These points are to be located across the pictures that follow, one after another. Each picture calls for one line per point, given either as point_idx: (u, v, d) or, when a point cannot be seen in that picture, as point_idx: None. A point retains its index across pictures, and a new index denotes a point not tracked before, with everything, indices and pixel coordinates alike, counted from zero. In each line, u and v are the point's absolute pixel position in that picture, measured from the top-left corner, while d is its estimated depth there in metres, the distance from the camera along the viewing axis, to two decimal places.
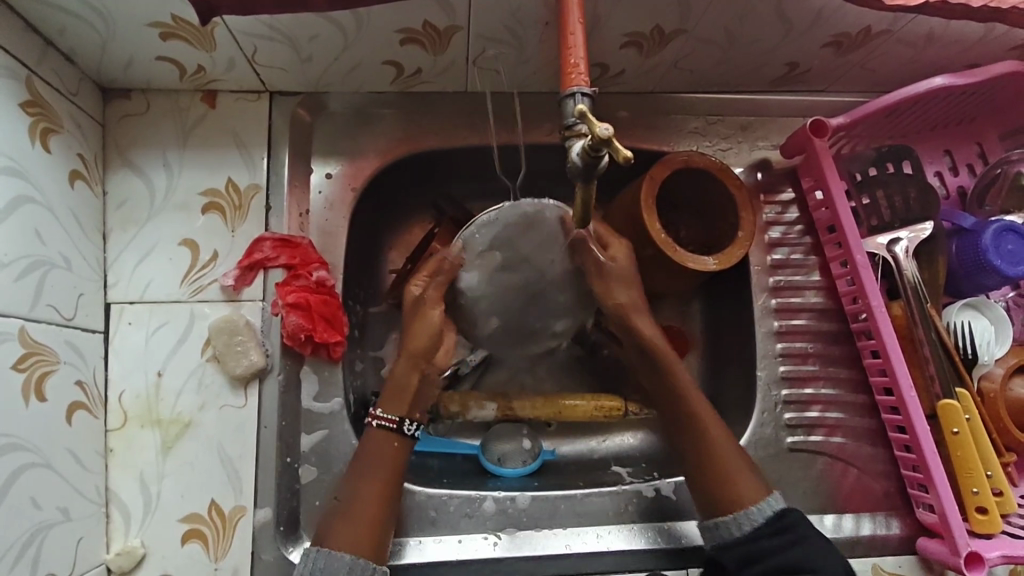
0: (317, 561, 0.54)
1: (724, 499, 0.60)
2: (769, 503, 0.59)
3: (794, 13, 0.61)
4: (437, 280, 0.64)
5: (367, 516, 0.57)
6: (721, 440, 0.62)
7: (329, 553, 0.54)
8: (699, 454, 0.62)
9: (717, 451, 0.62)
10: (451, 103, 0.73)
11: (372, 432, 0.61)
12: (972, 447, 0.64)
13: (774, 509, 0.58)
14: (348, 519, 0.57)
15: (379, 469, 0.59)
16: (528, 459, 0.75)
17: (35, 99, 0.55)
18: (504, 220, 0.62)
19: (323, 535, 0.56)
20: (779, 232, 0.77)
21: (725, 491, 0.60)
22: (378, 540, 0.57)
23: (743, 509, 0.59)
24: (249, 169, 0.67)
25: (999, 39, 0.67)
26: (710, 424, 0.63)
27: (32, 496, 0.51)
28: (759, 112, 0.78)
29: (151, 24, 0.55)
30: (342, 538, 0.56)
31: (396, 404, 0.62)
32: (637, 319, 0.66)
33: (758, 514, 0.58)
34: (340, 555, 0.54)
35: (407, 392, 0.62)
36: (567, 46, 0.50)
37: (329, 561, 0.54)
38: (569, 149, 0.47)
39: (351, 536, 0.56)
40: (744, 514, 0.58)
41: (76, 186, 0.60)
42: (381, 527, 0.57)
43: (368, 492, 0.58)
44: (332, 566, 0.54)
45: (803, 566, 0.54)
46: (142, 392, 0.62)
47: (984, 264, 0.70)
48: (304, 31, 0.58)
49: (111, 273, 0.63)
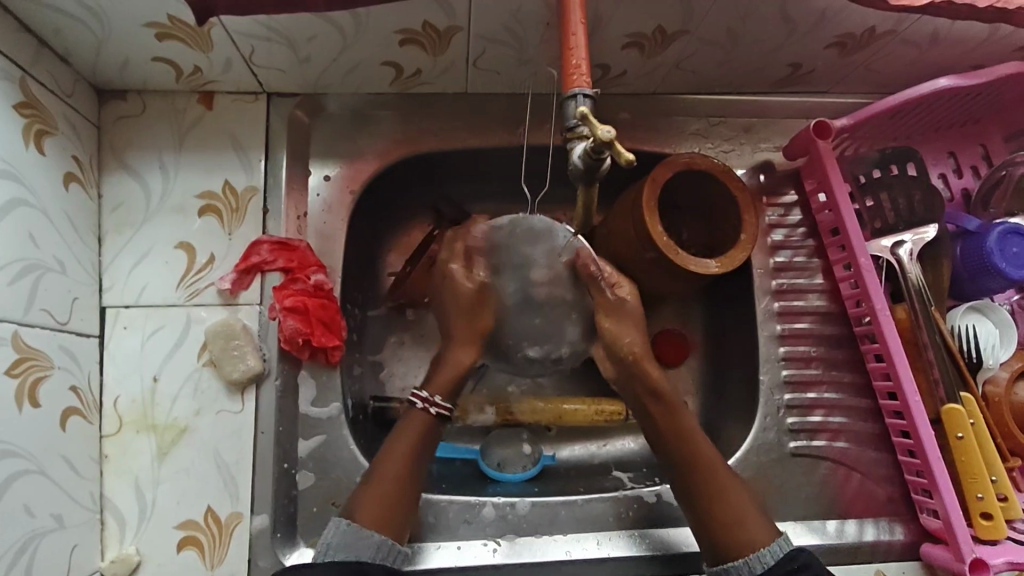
0: (346, 534, 0.54)
1: (733, 546, 0.57)
2: (777, 544, 0.56)
3: (798, 13, 0.60)
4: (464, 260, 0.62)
5: (391, 496, 0.57)
6: (729, 484, 0.60)
7: (358, 528, 0.54)
8: (706, 499, 0.59)
9: (725, 495, 0.59)
10: (451, 104, 0.72)
11: (417, 414, 0.61)
12: (977, 451, 0.63)
13: (784, 551, 0.56)
14: (374, 496, 0.56)
15: (405, 450, 0.59)
16: (529, 465, 0.73)
17: (29, 100, 0.54)
18: (514, 234, 0.59)
19: (350, 509, 0.56)
20: (782, 235, 0.76)
21: (734, 534, 0.57)
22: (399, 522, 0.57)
23: (753, 555, 0.56)
24: (246, 171, 0.66)
25: (1004, 39, 0.67)
26: (718, 467, 0.60)
27: (25, 504, 0.50)
28: (761, 114, 0.77)
29: (147, 24, 0.54)
30: (372, 514, 0.56)
31: (445, 390, 0.62)
32: (648, 365, 0.63)
33: (769, 556, 0.55)
34: (368, 534, 0.54)
35: (448, 375, 0.63)
36: (569, 47, 0.49)
37: (357, 537, 0.54)
38: (572, 150, 0.47)
39: (377, 514, 0.56)
40: (755, 559, 0.55)
41: (71, 188, 0.59)
42: (402, 508, 0.57)
43: (395, 469, 0.58)
44: (359, 543, 0.54)
45: None
46: (138, 397, 0.61)
47: (989, 266, 0.70)
48: (301, 31, 0.57)
49: (106, 277, 0.62)
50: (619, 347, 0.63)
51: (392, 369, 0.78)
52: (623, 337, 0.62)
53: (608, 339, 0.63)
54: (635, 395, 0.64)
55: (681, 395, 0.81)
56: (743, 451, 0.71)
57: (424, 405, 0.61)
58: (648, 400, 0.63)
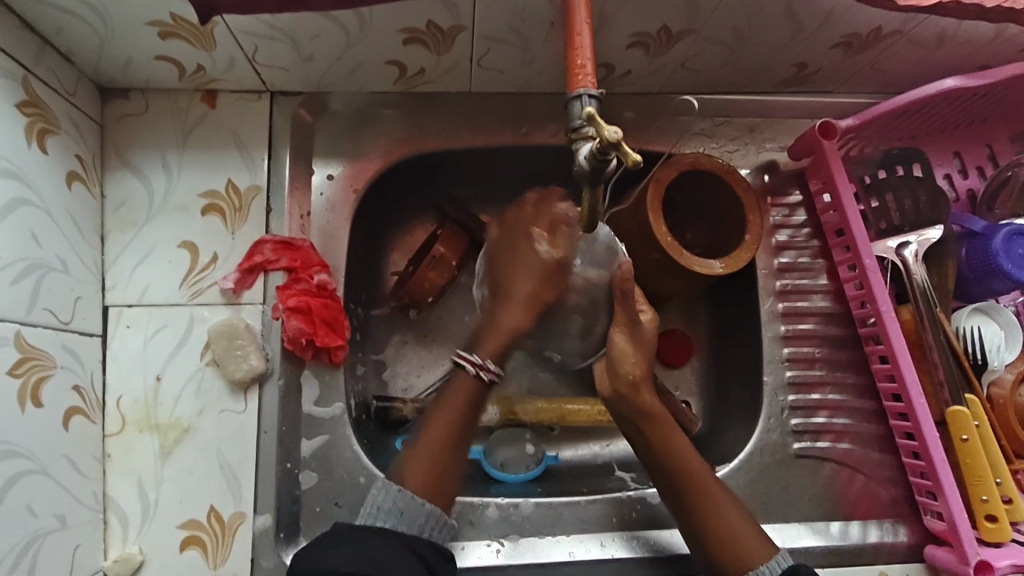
0: (397, 502, 0.53)
1: (730, 566, 0.56)
2: (776, 561, 0.55)
3: (804, 12, 0.60)
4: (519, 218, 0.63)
5: (434, 474, 0.55)
6: (724, 503, 0.59)
7: (410, 496, 0.53)
8: (698, 518, 0.59)
9: (714, 513, 0.58)
10: (455, 104, 0.72)
11: (466, 378, 0.59)
12: (982, 454, 0.63)
13: (783, 566, 0.55)
14: (419, 459, 0.55)
15: (452, 410, 0.58)
16: (531, 465, 0.74)
17: (31, 99, 0.54)
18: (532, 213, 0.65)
19: (398, 472, 0.55)
20: (787, 235, 0.76)
21: (729, 545, 0.57)
22: (448, 489, 0.56)
23: (752, 570, 0.55)
24: (249, 170, 0.66)
25: (1012, 39, 0.66)
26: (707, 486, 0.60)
27: (28, 504, 0.50)
28: (767, 113, 0.77)
29: (151, 23, 0.54)
30: (421, 483, 0.54)
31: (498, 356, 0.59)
32: (644, 391, 0.62)
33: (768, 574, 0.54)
34: (421, 502, 0.54)
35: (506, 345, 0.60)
36: (574, 47, 0.49)
37: (410, 506, 0.53)
38: (577, 151, 0.44)
39: (427, 480, 0.55)
40: (755, 573, 0.55)
41: (73, 187, 0.59)
42: (452, 469, 0.57)
43: (442, 432, 0.57)
44: (412, 511, 0.53)
45: None
46: (141, 397, 0.61)
47: (995, 268, 0.70)
48: (306, 30, 0.57)
49: (108, 276, 0.62)
50: (621, 368, 0.61)
51: (395, 369, 0.78)
52: (627, 358, 0.61)
53: (613, 355, 0.61)
54: (630, 423, 0.62)
55: (683, 395, 0.81)
56: (746, 453, 0.71)
57: (476, 371, 0.58)
58: (636, 416, 0.62)
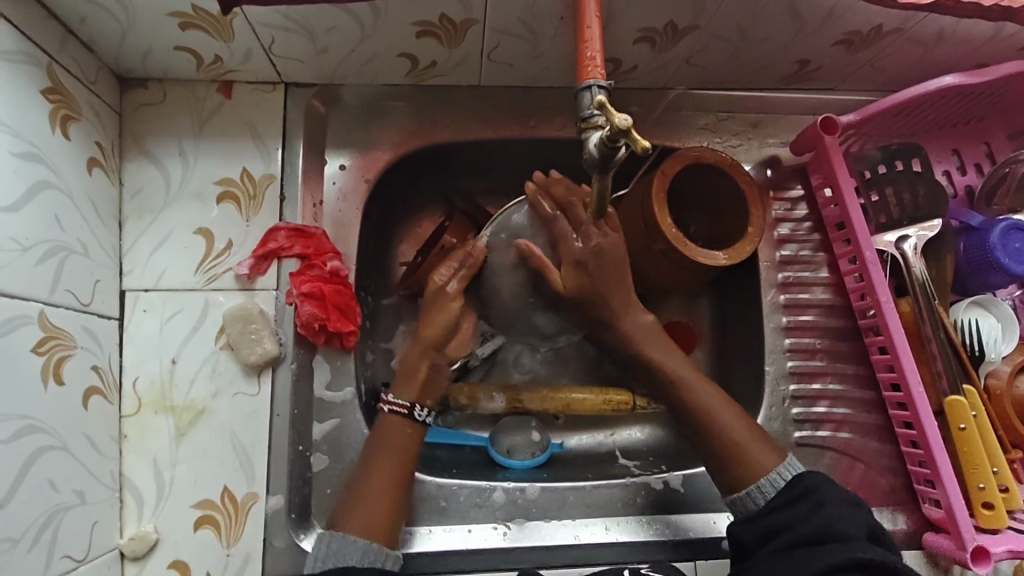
0: (330, 545, 0.54)
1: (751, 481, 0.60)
2: (785, 467, 0.59)
3: (808, 11, 0.62)
4: (457, 274, 0.64)
5: (378, 511, 0.56)
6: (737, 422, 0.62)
7: (342, 536, 0.54)
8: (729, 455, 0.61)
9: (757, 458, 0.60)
10: (465, 97, 0.73)
11: (394, 417, 0.61)
12: (978, 440, 0.64)
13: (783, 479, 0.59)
14: (360, 504, 0.56)
15: (388, 454, 0.59)
16: (537, 452, 0.75)
17: (56, 86, 0.56)
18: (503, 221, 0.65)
19: (338, 519, 0.56)
20: (788, 229, 0.77)
21: (743, 481, 0.60)
22: (392, 526, 0.57)
23: (765, 479, 0.59)
24: (263, 160, 0.67)
25: (1008, 39, 0.68)
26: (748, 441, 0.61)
27: (49, 479, 0.51)
28: (769, 110, 0.79)
29: (172, 14, 0.56)
30: (357, 524, 0.55)
31: (415, 393, 0.62)
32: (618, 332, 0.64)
33: (769, 487, 0.59)
34: (353, 539, 0.54)
35: (420, 380, 0.63)
36: (584, 40, 0.51)
37: (341, 545, 0.54)
38: (586, 138, 0.46)
39: (365, 521, 0.56)
40: (763, 483, 0.59)
41: (93, 173, 0.60)
42: (394, 510, 0.57)
43: (380, 475, 0.58)
44: (345, 551, 0.53)
45: (827, 530, 0.52)
46: (157, 379, 0.62)
47: (992, 261, 0.71)
48: (321, 21, 0.58)
49: (126, 261, 0.64)
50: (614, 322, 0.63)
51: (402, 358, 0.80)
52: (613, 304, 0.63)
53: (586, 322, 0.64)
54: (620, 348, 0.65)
55: None
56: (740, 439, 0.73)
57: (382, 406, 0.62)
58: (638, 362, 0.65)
